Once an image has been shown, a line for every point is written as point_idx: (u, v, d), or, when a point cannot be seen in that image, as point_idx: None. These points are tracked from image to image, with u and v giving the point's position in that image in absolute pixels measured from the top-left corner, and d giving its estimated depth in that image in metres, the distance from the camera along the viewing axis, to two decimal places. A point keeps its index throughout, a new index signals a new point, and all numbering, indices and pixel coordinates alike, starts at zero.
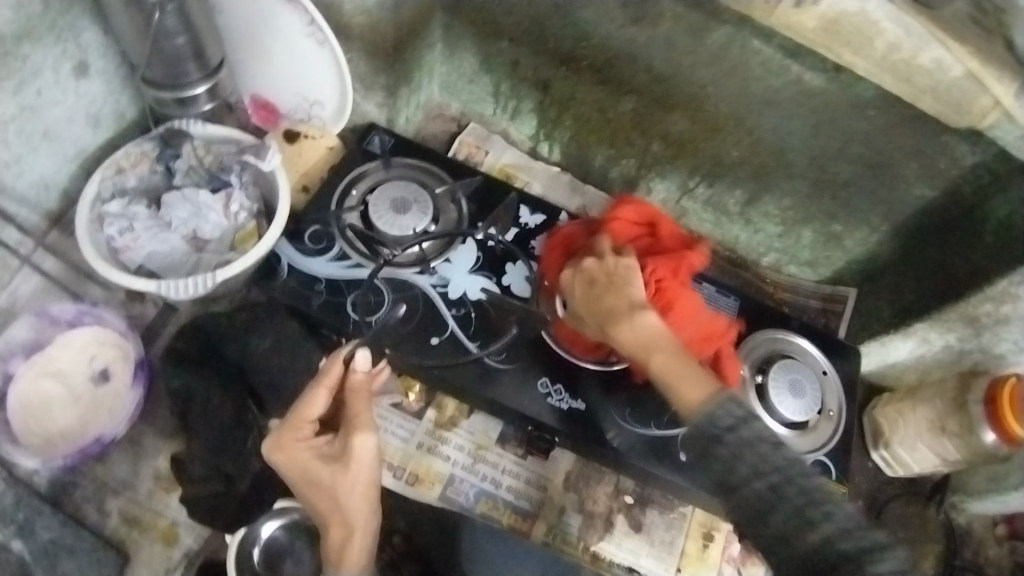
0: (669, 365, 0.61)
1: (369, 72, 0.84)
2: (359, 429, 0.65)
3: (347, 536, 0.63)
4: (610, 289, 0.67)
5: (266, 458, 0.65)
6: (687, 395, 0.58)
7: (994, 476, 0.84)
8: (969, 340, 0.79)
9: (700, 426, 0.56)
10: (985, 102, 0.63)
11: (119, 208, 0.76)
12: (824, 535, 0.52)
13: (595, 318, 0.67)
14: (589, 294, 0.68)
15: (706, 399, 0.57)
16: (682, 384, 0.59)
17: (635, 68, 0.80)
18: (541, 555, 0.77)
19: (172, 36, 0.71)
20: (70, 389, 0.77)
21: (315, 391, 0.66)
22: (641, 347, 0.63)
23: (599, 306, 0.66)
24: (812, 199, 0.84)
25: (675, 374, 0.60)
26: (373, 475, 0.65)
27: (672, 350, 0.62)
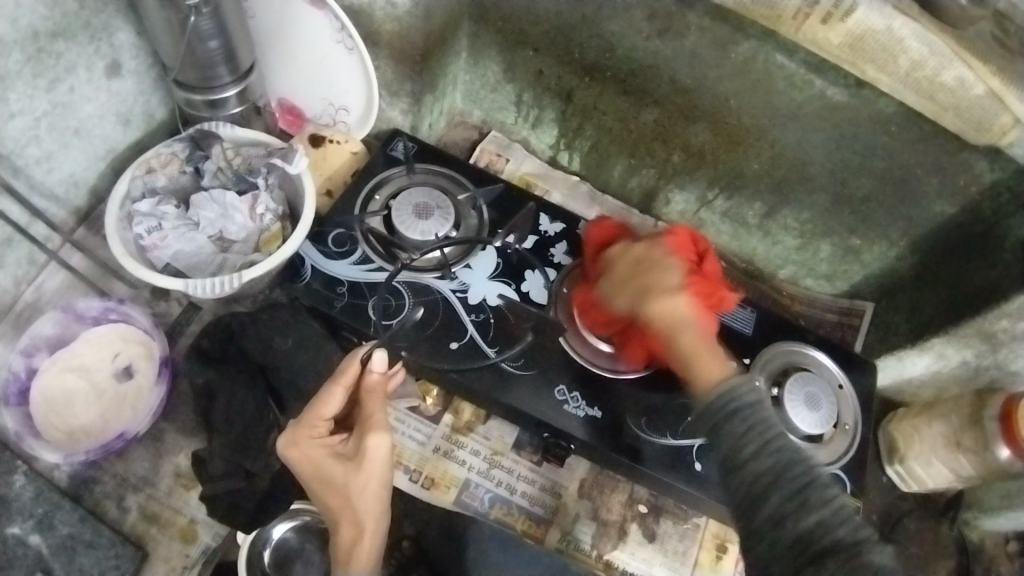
0: (693, 346, 0.63)
1: (396, 80, 0.86)
2: (373, 428, 0.65)
3: (357, 536, 0.64)
4: (654, 266, 0.68)
5: (281, 455, 0.66)
6: (704, 378, 0.60)
7: (1008, 493, 0.85)
8: (986, 356, 0.80)
9: (712, 407, 0.58)
10: (1005, 121, 0.64)
11: (148, 207, 0.78)
12: (819, 519, 0.50)
13: (630, 291, 0.68)
14: (632, 267, 0.70)
15: (720, 381, 0.59)
16: (701, 367, 0.61)
17: (659, 80, 0.81)
18: (550, 560, 0.77)
19: (206, 39, 0.72)
20: (93, 385, 0.78)
21: (331, 390, 0.67)
22: (672, 329, 0.64)
23: (641, 280, 0.67)
24: (831, 214, 0.85)
25: (697, 355, 0.62)
26: (385, 475, 0.65)
27: (700, 333, 0.64)
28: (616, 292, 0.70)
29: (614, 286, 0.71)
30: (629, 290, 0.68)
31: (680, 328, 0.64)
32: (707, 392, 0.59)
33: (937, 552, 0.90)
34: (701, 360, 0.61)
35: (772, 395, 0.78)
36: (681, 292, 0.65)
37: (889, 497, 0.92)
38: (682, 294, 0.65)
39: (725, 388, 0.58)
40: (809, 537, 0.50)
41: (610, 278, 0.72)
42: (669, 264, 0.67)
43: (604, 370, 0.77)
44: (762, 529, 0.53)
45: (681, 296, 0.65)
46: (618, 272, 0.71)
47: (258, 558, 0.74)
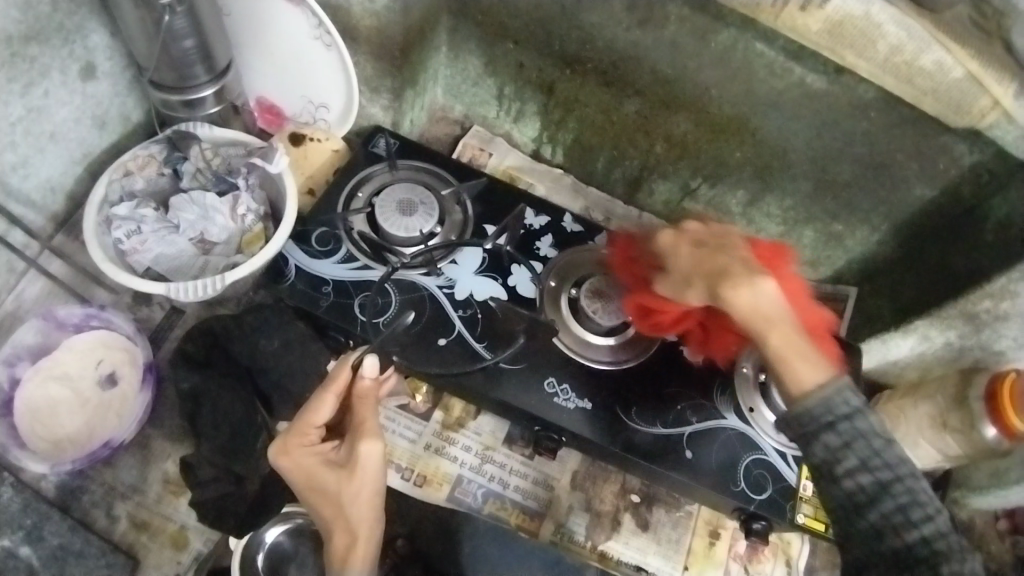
0: (785, 340, 0.56)
1: (375, 75, 0.85)
2: (365, 435, 0.65)
3: (351, 542, 0.63)
4: (722, 251, 0.63)
5: (272, 464, 0.65)
6: (800, 379, 0.54)
7: (995, 472, 0.86)
8: (969, 337, 0.81)
9: (813, 411, 0.53)
10: (984, 102, 0.64)
11: (127, 211, 0.76)
12: (922, 534, 0.50)
13: (702, 285, 0.62)
14: (699, 258, 0.63)
15: (822, 385, 0.53)
16: (796, 364, 0.55)
17: (640, 70, 0.81)
18: (542, 554, 0.78)
19: (181, 38, 0.71)
20: (77, 394, 0.77)
21: (321, 397, 0.66)
22: (759, 322, 0.57)
23: (713, 269, 0.61)
24: (814, 200, 0.85)
25: (789, 352, 0.56)
26: (379, 481, 0.66)
27: (791, 325, 0.57)
28: (685, 287, 0.64)
29: (681, 282, 0.65)
30: (703, 279, 0.62)
31: (770, 320, 0.57)
32: (807, 393, 0.54)
33: None
34: (795, 355, 0.55)
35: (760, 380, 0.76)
36: (761, 280, 0.59)
37: None
38: (761, 280, 0.58)
39: (829, 388, 0.53)
40: (907, 551, 0.51)
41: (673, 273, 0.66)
42: (738, 254, 0.62)
43: (588, 360, 0.77)
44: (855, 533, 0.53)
45: (762, 283, 0.58)
46: (683, 266, 0.65)
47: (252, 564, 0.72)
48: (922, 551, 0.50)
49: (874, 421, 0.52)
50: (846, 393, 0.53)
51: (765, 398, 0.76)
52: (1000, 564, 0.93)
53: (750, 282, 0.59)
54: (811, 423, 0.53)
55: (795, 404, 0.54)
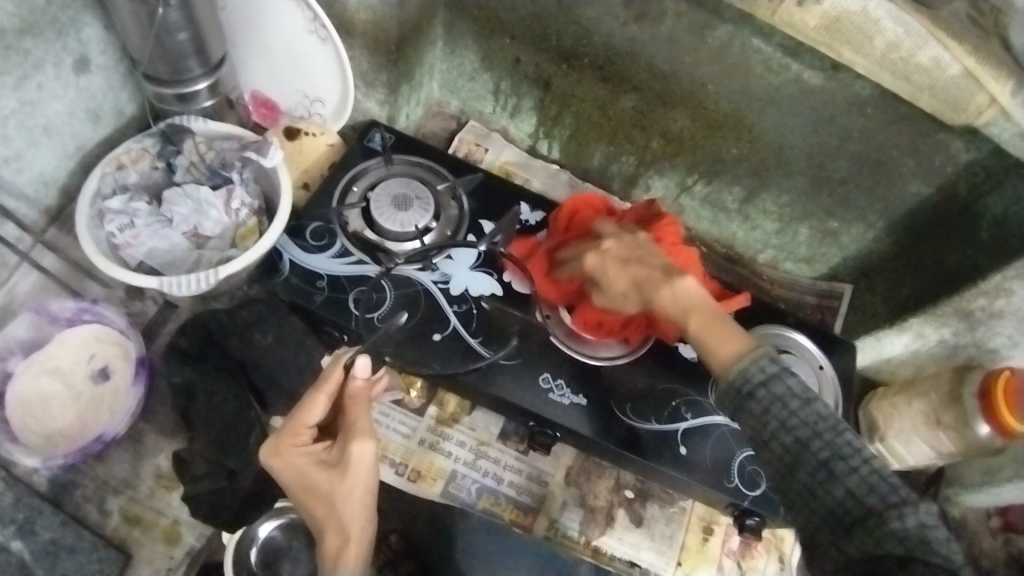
0: (706, 326, 0.60)
1: (371, 69, 0.84)
2: (357, 435, 0.65)
3: (342, 543, 0.63)
4: (638, 260, 0.68)
5: (264, 464, 0.65)
6: (721, 356, 0.57)
7: (988, 470, 0.87)
8: (964, 335, 0.82)
9: (734, 382, 0.55)
10: (981, 99, 0.64)
11: (120, 204, 0.76)
12: (848, 488, 0.49)
13: (635, 292, 0.67)
14: (623, 265, 0.68)
15: (738, 357, 0.56)
16: (715, 344, 0.58)
17: (637, 66, 0.80)
18: (537, 550, 0.79)
19: (175, 31, 0.71)
20: (69, 386, 0.76)
21: (314, 397, 0.66)
22: (685, 312, 0.62)
23: (636, 279, 0.67)
24: (810, 197, 0.85)
25: (710, 333, 0.59)
26: (371, 481, 0.65)
27: (710, 312, 0.61)
28: (618, 294, 0.69)
29: (615, 296, 0.69)
30: (632, 291, 0.67)
31: (692, 308, 0.62)
32: (727, 368, 0.57)
33: None
34: (714, 335, 0.59)
35: None
36: (676, 282, 0.64)
37: None
38: (680, 278, 0.64)
39: (743, 357, 0.56)
40: (841, 509, 0.49)
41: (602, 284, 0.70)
42: (654, 260, 0.67)
43: (585, 355, 0.77)
44: (799, 500, 0.52)
45: (681, 281, 0.64)
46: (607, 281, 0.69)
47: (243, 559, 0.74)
48: (855, 508, 0.49)
49: (792, 382, 0.53)
50: (762, 361, 0.55)
51: None
52: (993, 562, 0.93)
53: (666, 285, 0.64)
54: (736, 394, 0.55)
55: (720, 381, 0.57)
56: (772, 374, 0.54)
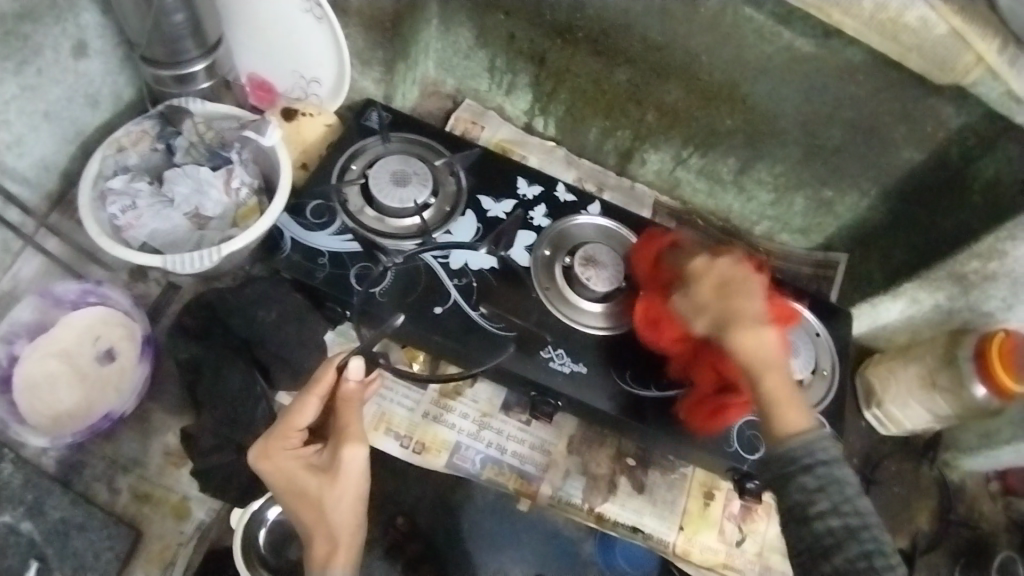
0: (780, 391, 0.61)
1: (367, 48, 0.85)
2: (348, 440, 0.66)
3: (331, 550, 0.64)
4: (739, 288, 0.66)
5: (254, 466, 0.66)
6: (788, 423, 0.60)
7: (985, 433, 0.89)
8: (958, 299, 0.83)
9: (792, 451, 0.58)
10: (968, 59, 0.65)
11: (121, 185, 0.77)
12: None
13: (717, 314, 0.65)
14: (718, 289, 0.66)
15: (799, 433, 0.59)
16: (784, 408, 0.60)
17: (631, 38, 0.81)
18: (541, 530, 0.88)
19: (171, 13, 0.71)
20: (75, 367, 0.77)
21: (305, 399, 0.67)
22: (760, 364, 0.62)
23: (727, 307, 0.65)
24: (804, 166, 0.86)
25: (779, 400, 0.61)
26: (362, 485, 0.66)
27: (786, 378, 0.62)
28: (695, 312, 0.67)
29: (696, 304, 0.67)
30: (712, 313, 0.65)
31: (766, 364, 0.62)
32: (789, 436, 0.59)
33: (920, 492, 0.94)
34: (784, 399, 0.61)
35: None
36: (768, 331, 0.63)
37: (871, 441, 0.95)
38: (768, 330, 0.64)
39: (808, 434, 0.58)
40: None
41: (689, 291, 0.68)
42: (757, 299, 0.65)
43: (596, 333, 0.78)
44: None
45: (768, 333, 0.63)
46: (703, 293, 0.67)
47: None
48: None
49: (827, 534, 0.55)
50: (822, 441, 0.58)
51: None
52: (992, 524, 0.95)
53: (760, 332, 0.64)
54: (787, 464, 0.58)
55: (776, 444, 0.59)
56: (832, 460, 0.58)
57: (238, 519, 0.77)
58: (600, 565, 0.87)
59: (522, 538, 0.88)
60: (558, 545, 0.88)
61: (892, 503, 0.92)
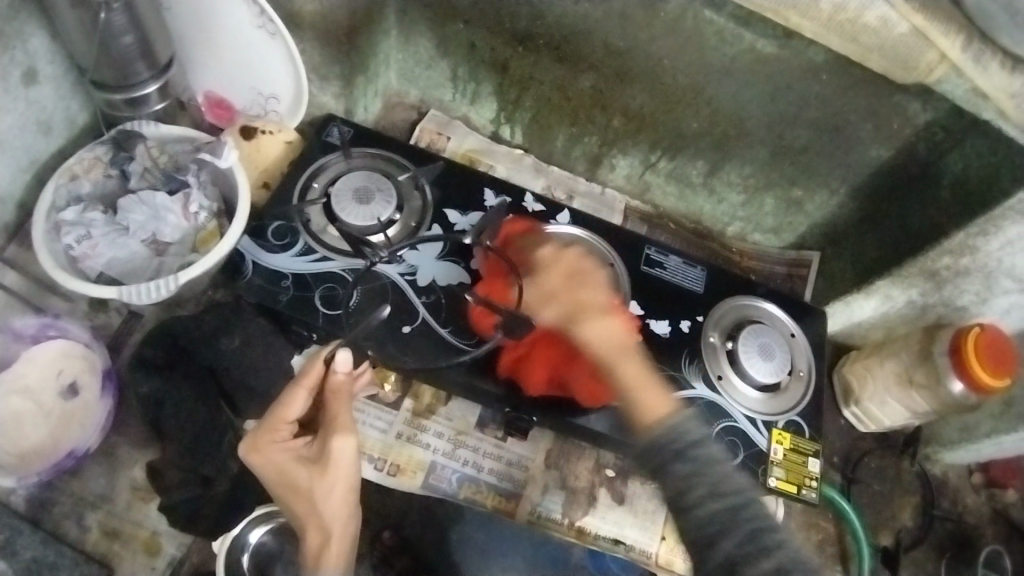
0: (636, 375, 0.63)
1: (324, 63, 0.82)
2: (337, 432, 0.65)
3: (325, 539, 0.64)
4: (588, 279, 0.68)
5: (243, 459, 0.65)
6: (649, 406, 0.61)
7: (965, 426, 0.90)
8: (931, 295, 0.83)
9: (660, 440, 0.58)
10: (931, 57, 0.64)
11: (75, 215, 0.75)
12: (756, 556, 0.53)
13: (564, 306, 0.67)
14: (567, 281, 0.68)
15: (667, 413, 0.60)
16: (644, 396, 0.61)
17: (592, 44, 0.79)
18: (530, 535, 0.78)
19: (120, 35, 0.70)
20: (40, 404, 0.75)
21: (294, 391, 0.65)
22: (613, 355, 0.65)
23: (579, 299, 0.67)
24: (773, 166, 0.85)
25: (639, 386, 0.62)
26: (352, 476, 0.66)
27: (639, 359, 0.65)
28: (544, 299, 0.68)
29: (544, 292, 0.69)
30: (562, 303, 0.67)
31: (620, 350, 0.65)
32: (656, 418, 0.60)
33: (902, 487, 0.93)
34: (643, 386, 0.62)
35: (726, 349, 0.81)
36: (613, 319, 0.66)
37: (850, 439, 0.94)
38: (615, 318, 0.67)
39: (671, 417, 0.59)
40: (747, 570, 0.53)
41: (538, 280, 0.70)
42: (603, 290, 0.68)
43: None
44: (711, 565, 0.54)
45: (613, 323, 0.66)
46: (552, 282, 0.69)
47: (237, 565, 0.71)
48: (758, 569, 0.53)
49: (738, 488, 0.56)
50: (688, 422, 0.59)
51: (733, 366, 0.80)
52: (976, 516, 0.95)
53: (606, 321, 0.66)
54: (657, 453, 0.58)
55: (643, 433, 0.60)
56: (698, 439, 0.58)
57: (218, 544, 0.71)
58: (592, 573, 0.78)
59: (513, 553, 0.77)
60: (548, 551, 0.78)
61: (873, 499, 0.92)
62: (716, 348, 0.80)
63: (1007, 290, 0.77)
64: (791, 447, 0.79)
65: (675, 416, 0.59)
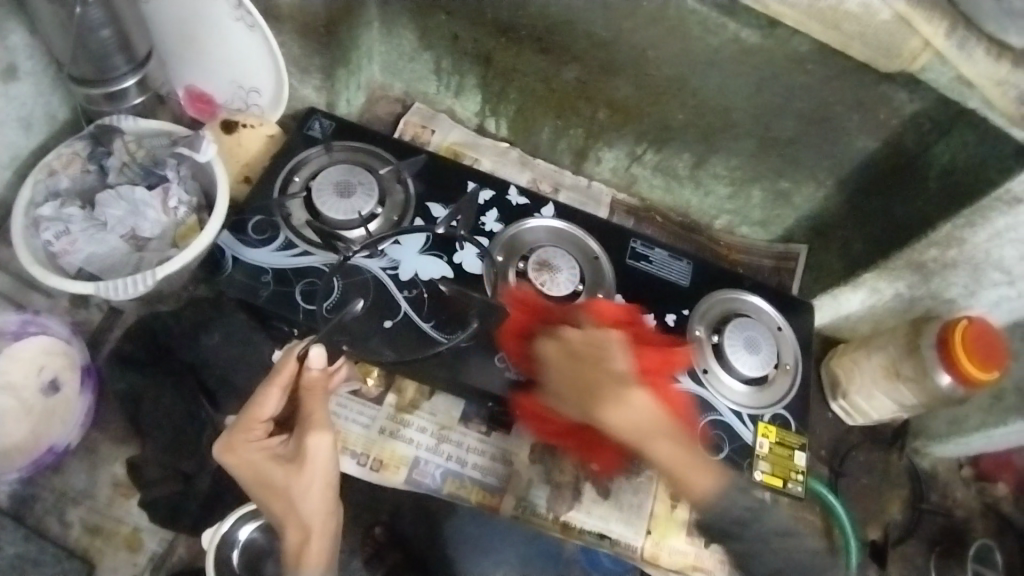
0: (673, 454, 0.59)
1: (303, 55, 0.81)
2: (312, 428, 0.65)
3: (305, 538, 0.63)
4: (594, 356, 0.65)
5: (218, 460, 0.64)
6: (697, 486, 0.58)
7: (954, 419, 0.90)
8: (919, 287, 0.82)
9: (714, 518, 0.57)
10: (914, 44, 0.63)
11: (53, 211, 0.74)
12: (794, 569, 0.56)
13: (578, 395, 0.64)
14: (573, 365, 0.65)
15: (711, 489, 0.57)
16: (685, 476, 0.58)
17: (574, 34, 0.78)
18: (522, 530, 0.81)
19: (97, 29, 0.69)
20: (21, 402, 0.74)
21: (267, 389, 0.64)
22: (641, 439, 0.60)
23: (588, 384, 0.63)
24: (759, 158, 0.85)
25: (678, 464, 0.59)
26: (330, 473, 0.65)
27: (674, 436, 0.60)
28: (562, 395, 0.66)
29: (558, 388, 0.67)
30: (575, 394, 0.64)
31: (650, 432, 0.60)
32: (704, 499, 0.57)
33: (891, 481, 0.93)
34: (682, 464, 0.59)
35: (712, 342, 0.80)
36: (632, 395, 0.62)
37: (839, 433, 0.93)
38: (634, 388, 0.62)
39: (718, 493, 0.57)
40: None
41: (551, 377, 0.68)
42: (609, 361, 0.64)
43: None
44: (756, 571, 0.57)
45: (634, 399, 0.61)
46: (559, 374, 0.66)
47: (228, 563, 0.71)
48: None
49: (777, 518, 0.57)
50: (737, 496, 0.57)
51: (718, 359, 0.79)
52: (967, 511, 0.95)
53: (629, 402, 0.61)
54: (716, 527, 0.57)
55: (698, 513, 0.58)
56: (751, 510, 0.57)
57: (208, 542, 0.71)
58: (583, 567, 0.82)
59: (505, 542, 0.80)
60: (541, 546, 0.81)
61: (863, 494, 0.91)
62: (702, 340, 0.80)
63: (996, 282, 0.77)
64: (778, 440, 0.78)
65: (717, 494, 0.57)
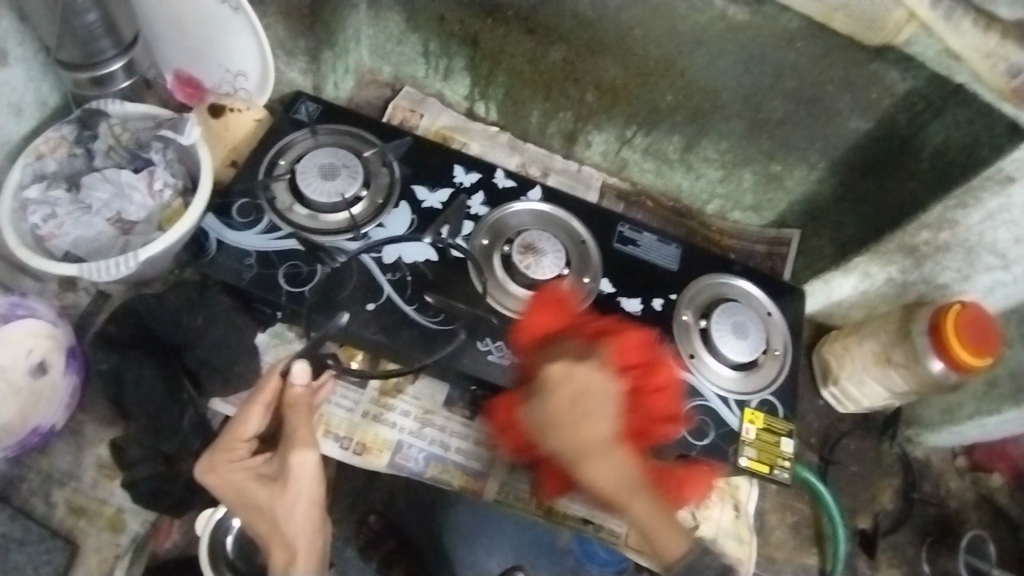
0: (648, 514, 0.60)
1: (288, 37, 0.80)
2: (295, 445, 0.64)
3: (291, 557, 0.63)
4: (593, 406, 0.62)
5: (201, 481, 0.65)
6: (666, 549, 0.59)
7: (948, 408, 0.88)
8: (912, 271, 0.80)
9: None
10: (899, 16, 0.62)
11: (39, 194, 0.75)
12: None
13: (570, 443, 0.61)
14: (573, 410, 0.62)
15: (683, 553, 0.59)
16: (659, 534, 0.60)
17: (561, 13, 0.78)
18: (518, 519, 0.87)
19: (82, 12, 0.69)
20: (8, 383, 0.74)
21: (249, 409, 0.66)
22: (623, 496, 0.60)
23: (582, 433, 0.61)
24: (750, 141, 0.84)
25: (652, 524, 0.60)
26: (315, 488, 0.65)
27: (652, 496, 0.61)
28: (551, 428, 0.63)
29: (549, 422, 0.63)
30: (568, 440, 0.61)
31: (633, 491, 0.60)
32: (674, 559, 0.59)
33: (882, 469, 0.92)
34: (658, 524, 0.60)
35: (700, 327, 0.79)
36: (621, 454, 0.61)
37: (830, 421, 0.92)
38: (621, 454, 0.62)
39: (691, 555, 0.59)
40: None
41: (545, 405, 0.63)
42: (612, 415, 0.63)
43: None
44: None
45: (621, 459, 0.61)
46: (553, 413, 0.62)
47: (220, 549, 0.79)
48: None
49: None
50: (703, 556, 0.59)
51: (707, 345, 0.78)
52: (961, 502, 0.93)
53: (615, 461, 0.61)
54: None
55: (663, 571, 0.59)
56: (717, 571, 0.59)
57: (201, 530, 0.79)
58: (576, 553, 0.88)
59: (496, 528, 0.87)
60: (535, 536, 0.88)
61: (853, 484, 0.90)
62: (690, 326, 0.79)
63: (990, 266, 0.76)
64: (765, 426, 0.77)
65: (689, 556, 0.59)
